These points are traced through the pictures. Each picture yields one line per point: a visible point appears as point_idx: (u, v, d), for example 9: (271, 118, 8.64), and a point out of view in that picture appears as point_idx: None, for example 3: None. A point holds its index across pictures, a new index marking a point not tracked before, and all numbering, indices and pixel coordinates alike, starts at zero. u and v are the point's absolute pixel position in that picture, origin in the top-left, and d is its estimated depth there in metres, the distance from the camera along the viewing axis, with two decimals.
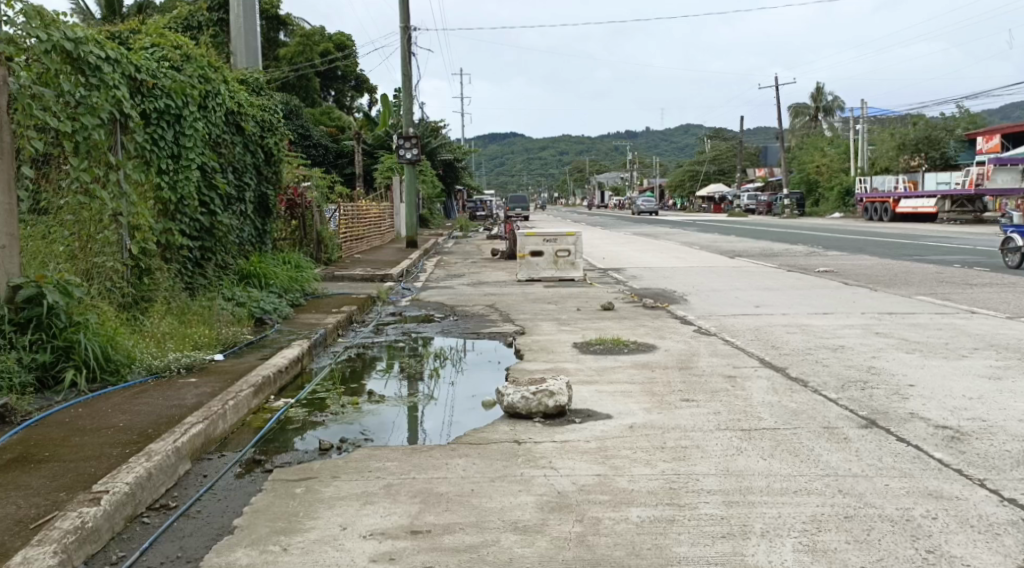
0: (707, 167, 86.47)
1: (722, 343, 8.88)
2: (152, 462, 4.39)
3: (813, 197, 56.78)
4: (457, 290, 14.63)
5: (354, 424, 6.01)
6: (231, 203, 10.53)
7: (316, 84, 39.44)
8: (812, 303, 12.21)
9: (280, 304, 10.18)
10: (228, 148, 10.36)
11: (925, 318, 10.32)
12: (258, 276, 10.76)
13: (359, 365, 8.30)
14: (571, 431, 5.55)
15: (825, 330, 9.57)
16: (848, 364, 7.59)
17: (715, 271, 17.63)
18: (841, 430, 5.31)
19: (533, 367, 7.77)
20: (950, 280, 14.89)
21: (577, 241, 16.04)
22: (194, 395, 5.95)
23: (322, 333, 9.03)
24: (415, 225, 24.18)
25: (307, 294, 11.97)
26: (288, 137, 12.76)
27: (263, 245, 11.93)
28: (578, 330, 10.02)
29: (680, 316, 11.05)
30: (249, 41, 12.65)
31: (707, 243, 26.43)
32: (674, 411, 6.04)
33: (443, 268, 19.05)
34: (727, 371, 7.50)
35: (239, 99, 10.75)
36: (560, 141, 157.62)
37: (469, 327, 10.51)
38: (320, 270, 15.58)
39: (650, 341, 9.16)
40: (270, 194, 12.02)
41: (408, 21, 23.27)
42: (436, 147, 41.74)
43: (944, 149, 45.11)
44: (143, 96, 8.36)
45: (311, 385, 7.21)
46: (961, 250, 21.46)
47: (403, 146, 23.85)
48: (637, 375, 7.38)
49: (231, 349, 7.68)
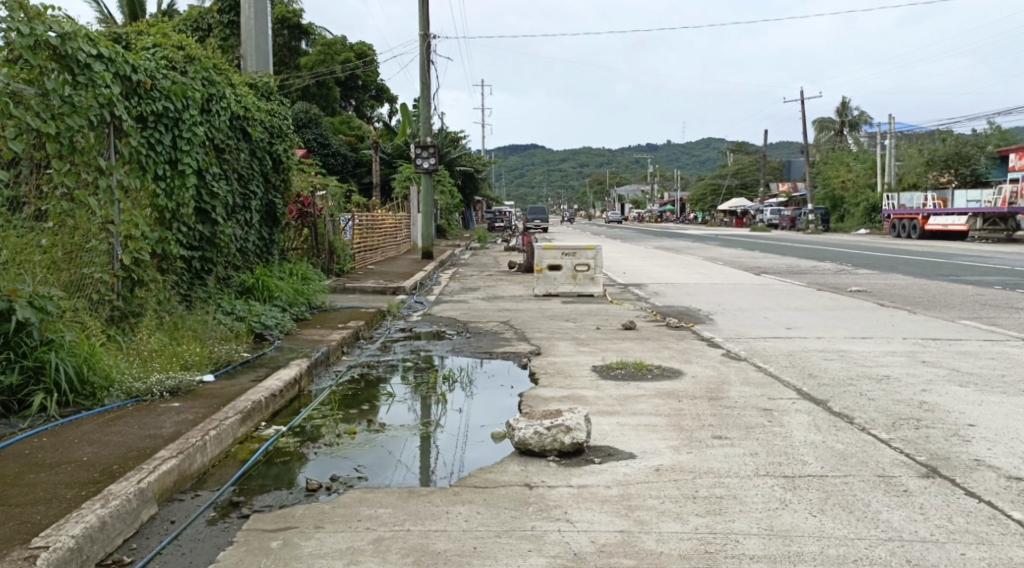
0: (729, 180, 85.59)
1: (755, 370, 8.27)
2: (107, 509, 3.82)
3: (838, 212, 55.84)
4: (471, 304, 14.06)
5: (348, 458, 5.41)
6: (235, 212, 9.99)
7: (336, 93, 39.11)
8: (847, 325, 11.54)
9: (282, 319, 9.61)
10: (232, 154, 9.82)
11: (972, 346, 9.64)
12: (261, 289, 10.20)
13: (362, 386, 7.71)
14: (589, 474, 4.92)
15: (866, 357, 8.93)
16: (896, 398, 6.96)
17: (741, 289, 16.97)
18: (899, 481, 4.81)
19: (550, 394, 7.15)
20: (993, 303, 14.17)
21: (597, 255, 15.46)
22: (173, 423, 5.37)
23: (325, 351, 8.43)
24: (431, 235, 23.65)
25: (313, 308, 11.40)
26: (299, 144, 12.23)
27: (269, 256, 11.39)
28: (598, 352, 9.41)
29: (707, 338, 10.41)
30: (260, 45, 12.05)
31: (732, 258, 25.75)
32: (705, 451, 5.41)
33: (458, 281, 18.49)
34: (763, 402, 6.87)
35: (246, 103, 10.23)
36: (581, 154, 157.18)
37: (482, 346, 9.90)
38: (330, 281, 15.06)
39: (675, 366, 8.52)
40: (278, 203, 11.47)
41: (427, 29, 22.81)
42: (456, 158, 41.23)
43: (974, 166, 44.09)
44: (140, 97, 7.82)
45: (307, 410, 6.62)
46: (999, 270, 20.68)
47: (420, 155, 23.33)
48: (662, 405, 6.77)
49: (223, 369, 7.10)
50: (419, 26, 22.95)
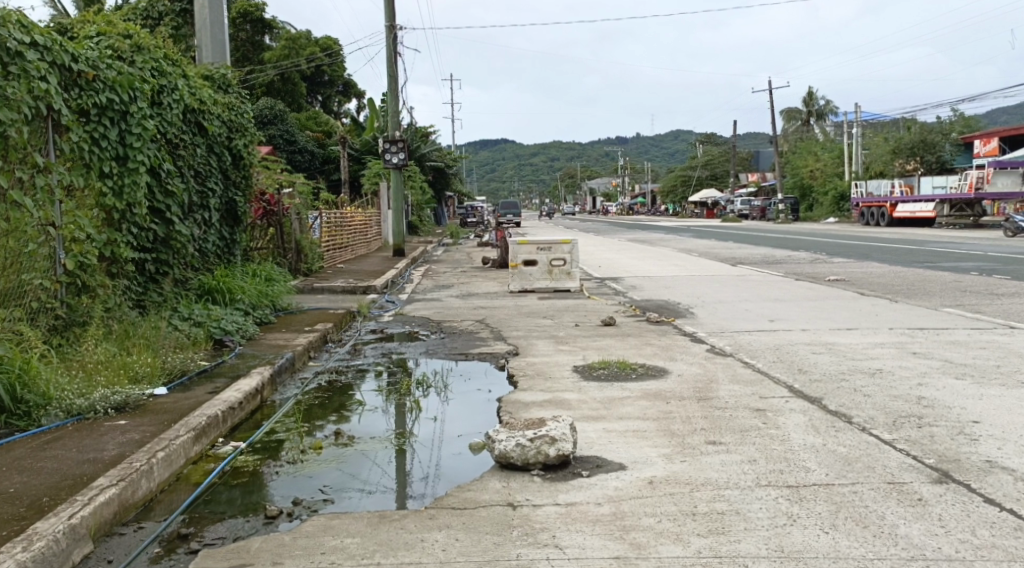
0: (699, 171, 85.66)
1: (742, 366, 7.89)
2: (29, 553, 3.43)
3: (807, 202, 55.92)
4: (444, 302, 13.60)
5: (313, 478, 4.93)
6: (192, 211, 9.45)
7: (302, 89, 38.38)
8: (830, 316, 11.21)
9: (244, 323, 9.05)
10: (187, 149, 9.28)
11: (961, 335, 9.32)
12: (222, 291, 9.62)
13: (330, 395, 7.20)
14: (577, 489, 4.50)
15: (855, 350, 8.60)
16: (893, 393, 6.61)
17: (718, 280, 16.65)
18: (911, 488, 4.44)
19: (531, 399, 6.73)
20: (973, 290, 13.94)
21: (573, 248, 15.04)
22: (118, 443, 4.88)
23: (289, 357, 7.92)
24: (402, 232, 23.12)
25: (279, 310, 10.87)
26: (259, 139, 11.69)
27: (230, 257, 10.83)
28: (578, 351, 9.00)
29: (690, 334, 10.02)
30: (215, 36, 11.49)
31: (705, 250, 25.49)
32: (700, 460, 5.00)
33: (430, 278, 18.02)
34: (755, 402, 6.50)
35: (201, 95, 9.69)
36: (551, 148, 156.93)
37: (457, 347, 9.45)
38: (297, 281, 14.53)
39: (660, 364, 8.12)
40: (239, 201, 10.91)
41: (393, 20, 22.27)
42: (426, 153, 40.65)
43: (940, 153, 44.25)
44: (81, 89, 7.27)
45: (269, 424, 6.11)
46: (974, 256, 20.55)
47: (389, 150, 22.80)
48: (649, 408, 6.38)
49: (178, 380, 6.59)
50: (384, 18, 22.40)
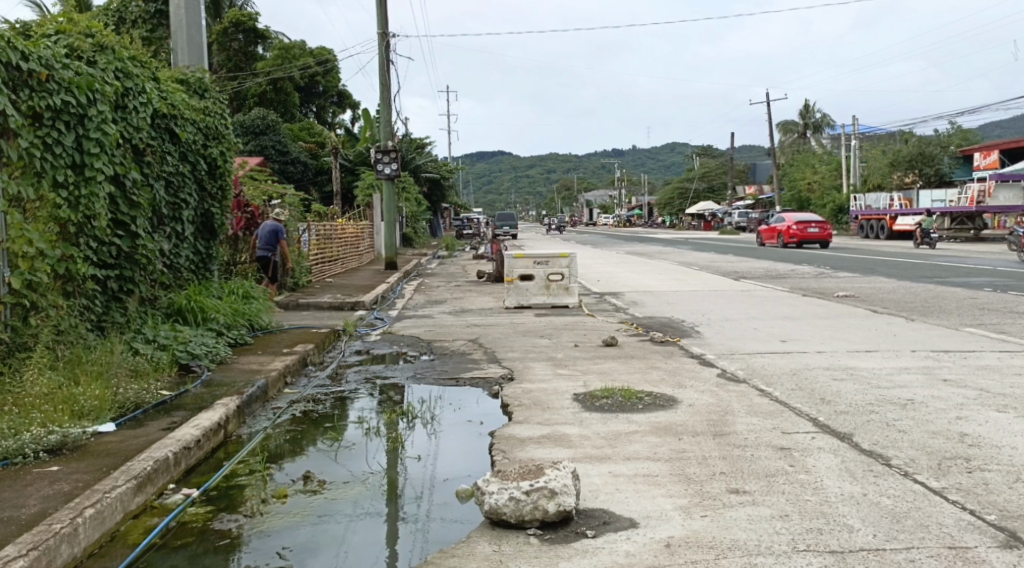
0: (696, 184, 85.08)
1: (758, 395, 7.22)
2: None
3: (805, 214, 55.34)
4: (436, 320, 12.91)
5: (273, 539, 4.20)
6: (161, 223, 8.74)
7: (295, 99, 37.73)
8: (846, 336, 10.54)
9: (215, 346, 8.29)
10: (156, 157, 8.56)
11: (989, 359, 8.67)
12: (194, 310, 8.85)
13: (302, 429, 6.44)
14: (581, 556, 3.82)
15: (879, 376, 7.93)
16: (931, 430, 5.95)
17: (721, 296, 16.00)
18: (976, 555, 3.79)
19: (526, 433, 6.03)
20: (991, 307, 13.28)
21: (571, 263, 14.38)
22: (42, 497, 4.17)
23: (260, 385, 7.16)
24: (394, 244, 22.41)
25: (257, 329, 10.12)
26: (238, 148, 10.96)
27: (204, 273, 10.08)
28: (577, 375, 8.31)
29: (698, 356, 9.32)
30: (193, 39, 10.78)
31: (705, 263, 24.79)
32: (724, 514, 4.31)
33: (422, 293, 17.33)
34: (778, 438, 5.82)
35: (172, 99, 8.98)
36: (548, 161, 156.56)
37: (446, 370, 8.74)
38: (281, 298, 13.82)
39: (667, 392, 7.43)
40: (214, 213, 10.18)
41: (385, 27, 21.65)
42: (421, 164, 39.93)
43: (939, 165, 43.64)
44: (33, 91, 6.54)
45: (231, 465, 5.34)
46: (982, 271, 19.92)
47: (381, 161, 22.12)
48: (660, 445, 5.71)
49: (130, 414, 5.85)
50: (377, 24, 21.80)
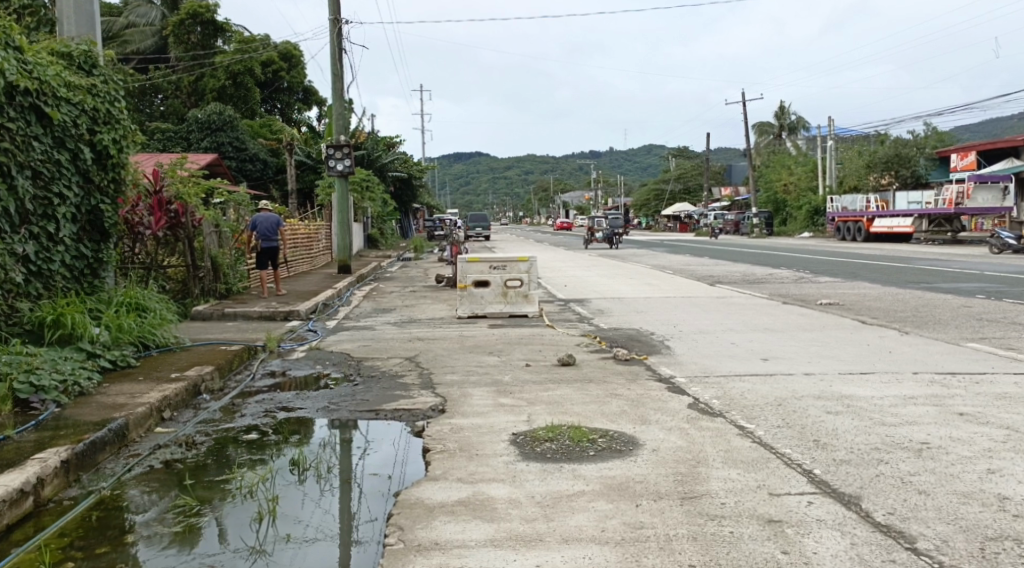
0: (672, 185, 84.18)
1: (737, 435, 5.87)
2: None
3: (780, 216, 54.36)
4: (376, 332, 11.48)
5: None
6: (22, 220, 7.28)
7: (256, 95, 36.12)
8: (835, 354, 9.23)
9: (75, 372, 6.76)
10: (11, 139, 7.06)
11: (1005, 385, 7.35)
12: (62, 326, 7.34)
13: (154, 486, 4.99)
14: None
15: (881, 408, 6.59)
16: (960, 490, 4.62)
17: (694, 302, 14.66)
18: None
19: (439, 498, 4.62)
20: (989, 319, 12.03)
21: (531, 268, 12.98)
22: None
23: (115, 426, 5.69)
24: (348, 245, 20.89)
25: (149, 349, 8.55)
26: (140, 134, 9.40)
27: (86, 282, 8.55)
28: (522, 406, 6.91)
29: (666, 379, 7.94)
30: (82, 7, 9.31)
31: (678, 266, 23.47)
32: None
33: (371, 300, 15.82)
34: (768, 506, 4.43)
35: (37, 72, 7.49)
36: (524, 161, 155.31)
37: (368, 400, 7.23)
38: (202, 309, 12.30)
39: (626, 430, 6.03)
40: (104, 211, 8.62)
41: (337, 13, 20.17)
42: (387, 162, 38.39)
43: (915, 167, 42.57)
44: None
45: (17, 554, 4.01)
46: (970, 276, 18.74)
47: (333, 156, 20.57)
48: (606, 514, 4.34)
49: None
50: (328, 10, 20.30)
